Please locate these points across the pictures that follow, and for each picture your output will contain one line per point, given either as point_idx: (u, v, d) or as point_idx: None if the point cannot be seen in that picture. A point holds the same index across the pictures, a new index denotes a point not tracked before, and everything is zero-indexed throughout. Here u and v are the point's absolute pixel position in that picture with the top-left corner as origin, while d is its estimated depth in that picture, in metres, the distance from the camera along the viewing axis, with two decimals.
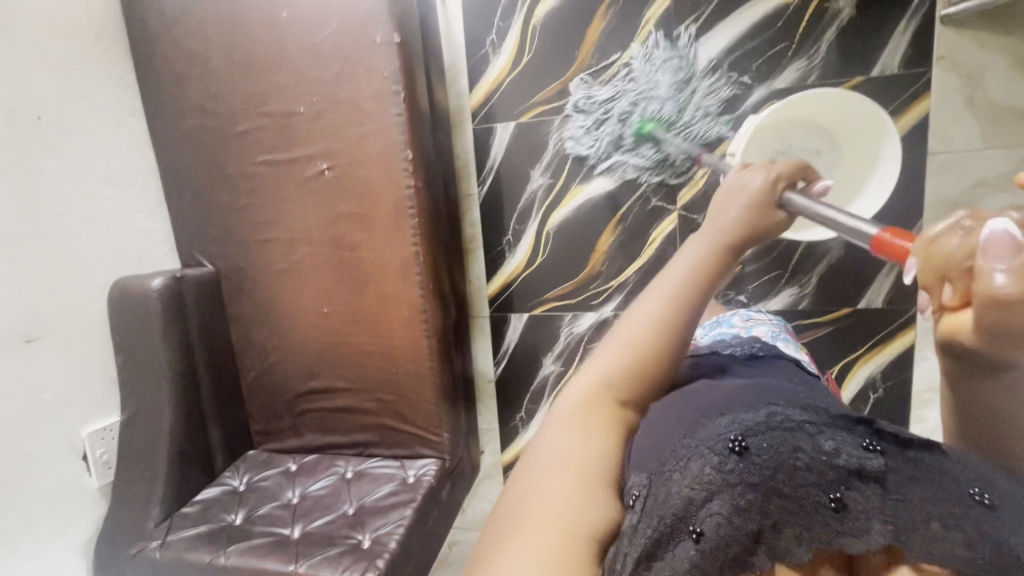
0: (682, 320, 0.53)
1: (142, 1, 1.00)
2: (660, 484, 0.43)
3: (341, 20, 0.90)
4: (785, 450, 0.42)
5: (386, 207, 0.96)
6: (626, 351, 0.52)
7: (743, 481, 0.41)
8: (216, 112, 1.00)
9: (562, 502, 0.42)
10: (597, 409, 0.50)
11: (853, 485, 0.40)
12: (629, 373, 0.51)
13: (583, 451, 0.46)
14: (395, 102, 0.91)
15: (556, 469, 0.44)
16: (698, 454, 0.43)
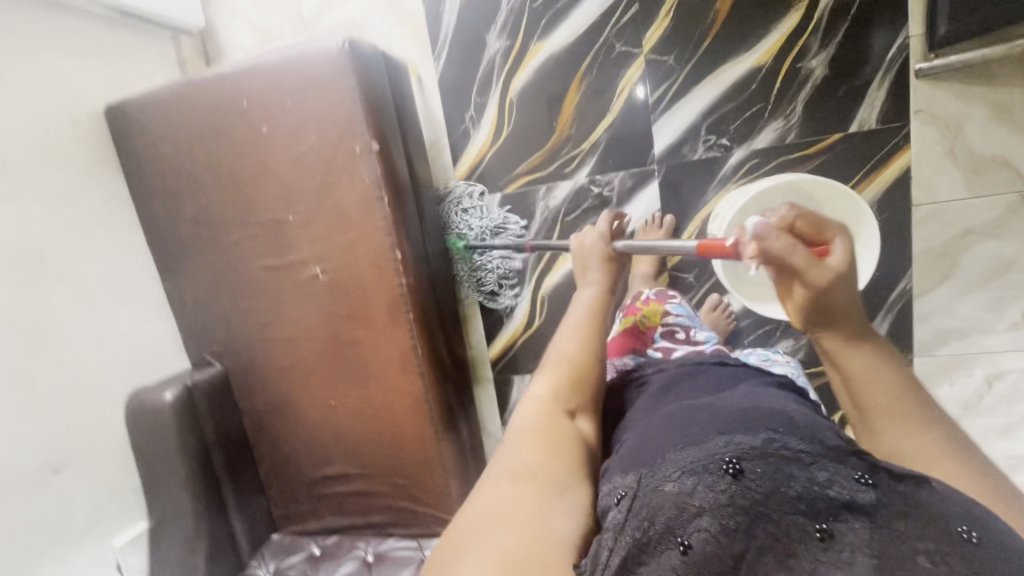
0: (587, 347, 0.64)
1: (127, 122, 1.03)
2: (649, 493, 0.44)
3: (320, 132, 0.93)
4: (779, 476, 0.42)
5: (382, 305, 0.98)
6: (559, 369, 0.61)
7: (735, 502, 0.41)
8: (209, 223, 1.02)
9: (530, 495, 0.45)
10: (553, 419, 0.55)
11: (843, 517, 0.40)
12: (566, 387, 0.59)
13: (544, 453, 0.50)
14: (380, 207, 0.94)
15: (523, 472, 0.48)
16: (690, 472, 0.43)
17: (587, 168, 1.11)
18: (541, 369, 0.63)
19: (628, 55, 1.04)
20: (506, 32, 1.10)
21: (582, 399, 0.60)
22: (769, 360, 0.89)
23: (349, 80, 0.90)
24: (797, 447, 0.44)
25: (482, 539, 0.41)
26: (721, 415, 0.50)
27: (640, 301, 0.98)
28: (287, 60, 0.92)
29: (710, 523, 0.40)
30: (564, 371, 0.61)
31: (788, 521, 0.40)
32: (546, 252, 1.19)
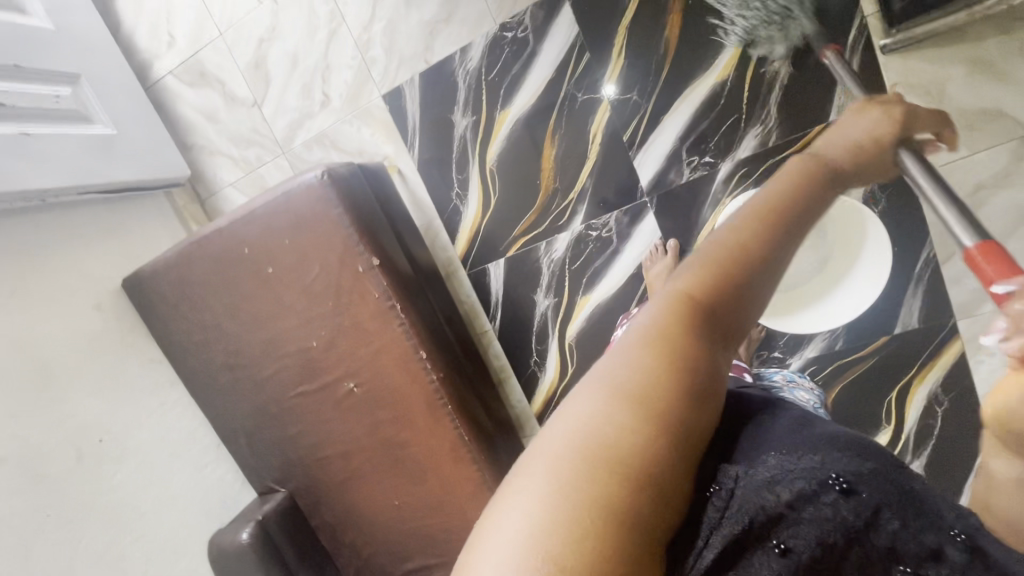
0: (775, 258, 0.42)
1: (145, 290, 1.07)
2: (764, 486, 0.39)
3: (321, 261, 0.96)
4: (883, 505, 0.41)
5: (420, 404, 1.00)
6: (719, 269, 0.41)
7: (837, 518, 0.40)
8: (241, 364, 1.06)
9: (636, 448, 0.33)
10: (696, 336, 0.38)
11: (926, 561, 0.42)
12: (720, 297, 0.40)
13: (671, 385, 0.35)
14: (395, 314, 0.96)
15: (638, 402, 0.34)
16: (807, 477, 0.40)
17: (580, 216, 1.13)
18: (709, 243, 0.42)
19: (592, 100, 1.05)
20: (469, 107, 1.12)
21: (745, 313, 0.41)
22: (794, 385, 0.88)
23: (337, 206, 0.94)
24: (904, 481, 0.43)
25: (540, 489, 0.32)
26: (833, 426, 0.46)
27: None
28: (274, 200, 0.96)
29: (812, 530, 0.40)
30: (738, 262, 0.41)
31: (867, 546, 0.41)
32: (561, 302, 1.20)
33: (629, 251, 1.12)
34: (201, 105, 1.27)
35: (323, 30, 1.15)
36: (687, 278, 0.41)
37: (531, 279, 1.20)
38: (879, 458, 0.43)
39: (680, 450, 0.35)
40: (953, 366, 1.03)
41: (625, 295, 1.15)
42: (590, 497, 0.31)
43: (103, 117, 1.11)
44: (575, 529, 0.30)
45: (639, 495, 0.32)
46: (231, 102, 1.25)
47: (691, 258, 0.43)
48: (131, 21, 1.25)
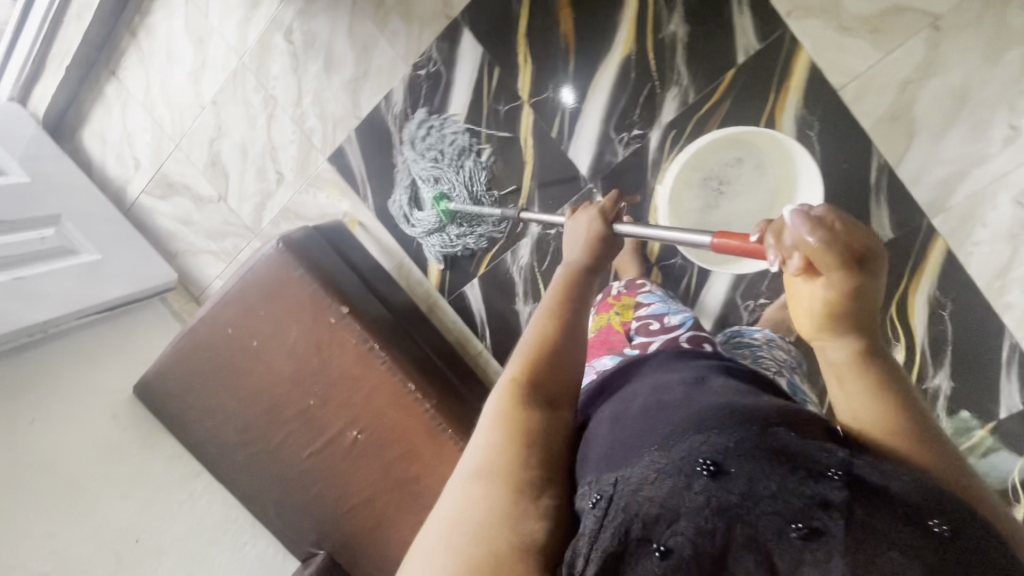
0: (568, 341, 0.55)
1: (154, 391, 1.14)
2: (618, 490, 0.39)
3: (297, 323, 1.01)
4: (758, 474, 0.37)
5: (422, 435, 1.03)
6: (527, 355, 0.53)
7: (708, 502, 0.37)
8: (253, 438, 1.11)
9: (489, 514, 0.39)
10: (528, 411, 0.48)
11: (826, 516, 0.35)
12: (538, 377, 0.51)
13: (505, 449, 0.44)
14: (376, 355, 1.00)
15: (481, 473, 0.42)
16: (664, 472, 0.38)
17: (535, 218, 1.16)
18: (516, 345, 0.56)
19: (513, 110, 1.10)
20: (406, 147, 1.18)
21: (565, 379, 0.53)
22: (771, 344, 0.90)
23: (297, 268, 0.99)
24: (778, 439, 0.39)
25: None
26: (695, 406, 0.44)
27: (609, 294, 0.97)
28: (242, 279, 1.02)
29: (690, 525, 0.36)
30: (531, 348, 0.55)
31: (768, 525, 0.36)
32: None
33: None
34: (175, 212, 1.37)
35: (262, 117, 1.24)
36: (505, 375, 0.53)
37: (507, 291, 1.22)
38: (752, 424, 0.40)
39: (531, 498, 0.41)
40: (944, 266, 0.99)
41: None
42: (462, 555, 0.37)
43: (87, 245, 1.21)
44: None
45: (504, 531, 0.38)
46: (200, 203, 1.35)
47: (515, 355, 0.55)
48: (99, 155, 1.37)
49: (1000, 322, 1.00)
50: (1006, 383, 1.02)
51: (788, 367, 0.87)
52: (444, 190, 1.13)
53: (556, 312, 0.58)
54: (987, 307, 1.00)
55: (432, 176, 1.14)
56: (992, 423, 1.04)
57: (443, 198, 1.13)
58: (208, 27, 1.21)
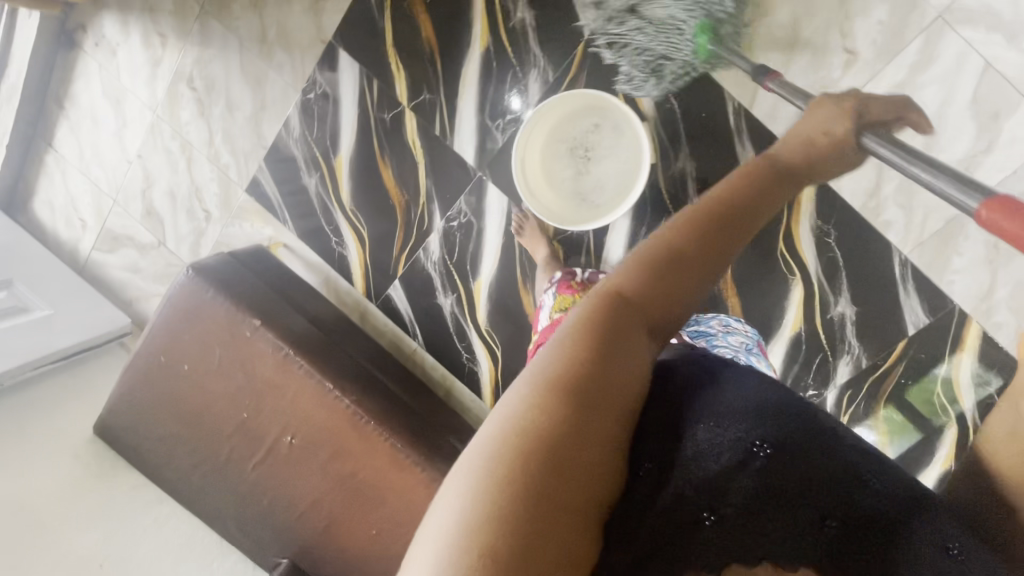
0: (688, 270, 0.54)
1: (107, 428, 1.22)
2: (690, 455, 0.49)
3: (218, 341, 1.09)
4: (808, 469, 0.51)
5: (349, 432, 1.08)
6: (646, 272, 0.53)
7: (761, 480, 0.50)
8: (202, 459, 1.17)
9: (556, 428, 0.42)
10: (615, 327, 0.49)
11: (852, 510, 0.51)
12: (647, 298, 0.52)
13: (596, 373, 0.46)
14: (293, 360, 1.08)
15: (569, 395, 0.44)
16: (729, 450, 0.49)
17: (438, 213, 1.22)
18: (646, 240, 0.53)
19: (398, 116, 1.17)
20: (312, 167, 1.26)
21: (672, 305, 0.53)
22: (728, 330, 0.95)
23: (209, 289, 1.07)
24: (816, 443, 0.52)
25: (479, 449, 0.43)
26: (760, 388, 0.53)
27: (573, 279, 0.98)
28: (164, 310, 1.10)
29: (740, 499, 0.49)
30: (663, 259, 0.53)
31: (784, 513, 0.50)
32: (460, 295, 1.26)
33: (489, 225, 1.20)
34: (124, 263, 1.47)
35: (182, 161, 1.34)
36: (628, 280, 0.52)
37: (427, 287, 1.28)
38: (809, 428, 0.52)
39: (592, 434, 0.44)
40: (820, 190, 1.03)
41: (508, 263, 1.21)
42: (530, 451, 0.41)
43: (38, 302, 1.31)
44: (523, 491, 0.40)
45: (579, 466, 0.43)
46: (143, 251, 1.45)
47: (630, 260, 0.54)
48: (50, 222, 1.49)
49: (885, 240, 1.02)
50: (906, 299, 1.04)
51: (747, 352, 0.90)
52: (720, 16, 0.87)
53: (705, 224, 0.56)
54: (868, 226, 1.02)
55: (649, 52, 0.92)
56: (903, 340, 1.06)
57: (707, 33, 0.88)
58: (123, 88, 1.32)
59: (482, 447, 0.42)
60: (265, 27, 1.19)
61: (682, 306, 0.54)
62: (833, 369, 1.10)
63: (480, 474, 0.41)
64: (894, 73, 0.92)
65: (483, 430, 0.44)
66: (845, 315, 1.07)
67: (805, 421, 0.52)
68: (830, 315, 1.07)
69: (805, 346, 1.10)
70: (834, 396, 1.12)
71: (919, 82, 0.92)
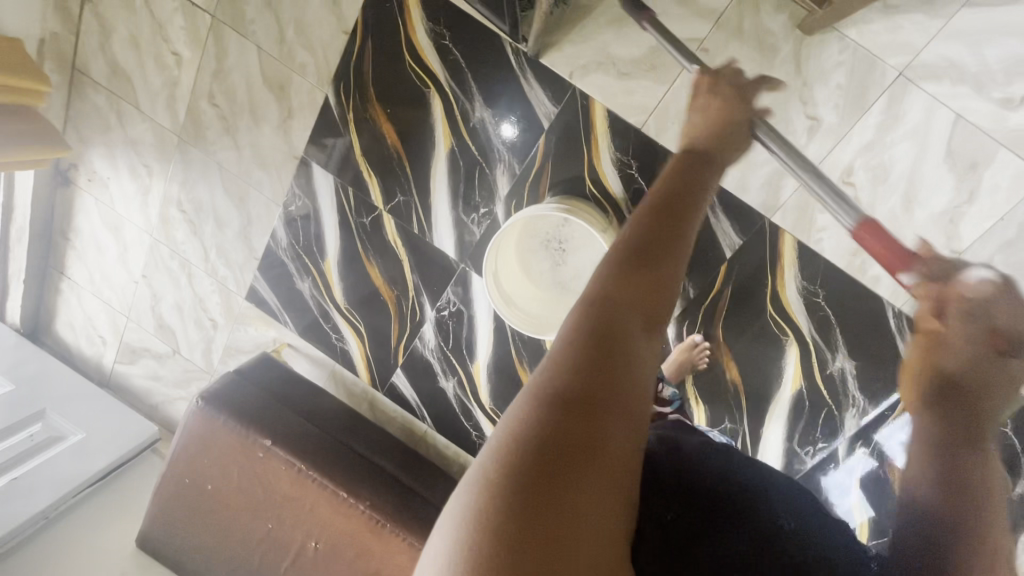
0: (672, 267, 0.47)
1: (147, 544, 1.29)
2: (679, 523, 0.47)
3: (235, 462, 1.14)
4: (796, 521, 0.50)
5: (367, 534, 1.13)
6: (629, 271, 0.45)
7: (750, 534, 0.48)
8: (237, 566, 1.24)
9: (545, 492, 0.34)
10: (608, 341, 0.40)
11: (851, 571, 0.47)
12: (630, 296, 0.44)
13: (600, 393, 0.38)
14: (306, 473, 1.12)
15: (568, 402, 0.37)
16: (756, 515, 0.49)
17: (427, 304, 1.24)
18: (625, 243, 0.48)
19: (376, 219, 1.20)
20: (303, 273, 1.30)
21: (662, 282, 0.46)
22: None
23: (219, 415, 1.13)
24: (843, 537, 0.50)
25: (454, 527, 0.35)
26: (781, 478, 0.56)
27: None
28: (180, 437, 1.16)
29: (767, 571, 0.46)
30: (635, 238, 0.49)
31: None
32: (461, 378, 1.29)
33: (479, 311, 1.21)
34: (145, 372, 1.55)
35: (183, 277, 1.40)
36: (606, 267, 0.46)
37: (428, 372, 1.31)
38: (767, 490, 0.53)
39: (599, 491, 0.36)
40: (800, 253, 1.00)
41: (502, 345, 1.23)
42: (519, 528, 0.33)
43: (71, 427, 1.39)
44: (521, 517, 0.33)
45: (591, 483, 0.35)
46: (161, 359, 1.52)
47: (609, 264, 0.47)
48: (74, 341, 1.58)
49: (876, 296, 1.00)
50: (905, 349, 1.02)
51: None
52: None
53: (680, 212, 0.52)
54: (857, 282, 1.00)
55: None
56: None
57: None
58: (118, 216, 1.38)
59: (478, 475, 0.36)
60: (239, 149, 1.22)
61: (672, 274, 0.47)
62: (840, 421, 1.09)
63: (466, 537, 0.34)
64: (862, 136, 0.91)
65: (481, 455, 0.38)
66: (844, 369, 1.05)
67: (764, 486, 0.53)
68: (830, 371, 1.06)
69: (808, 402, 1.09)
70: (845, 446, 1.10)
71: (888, 141, 0.90)
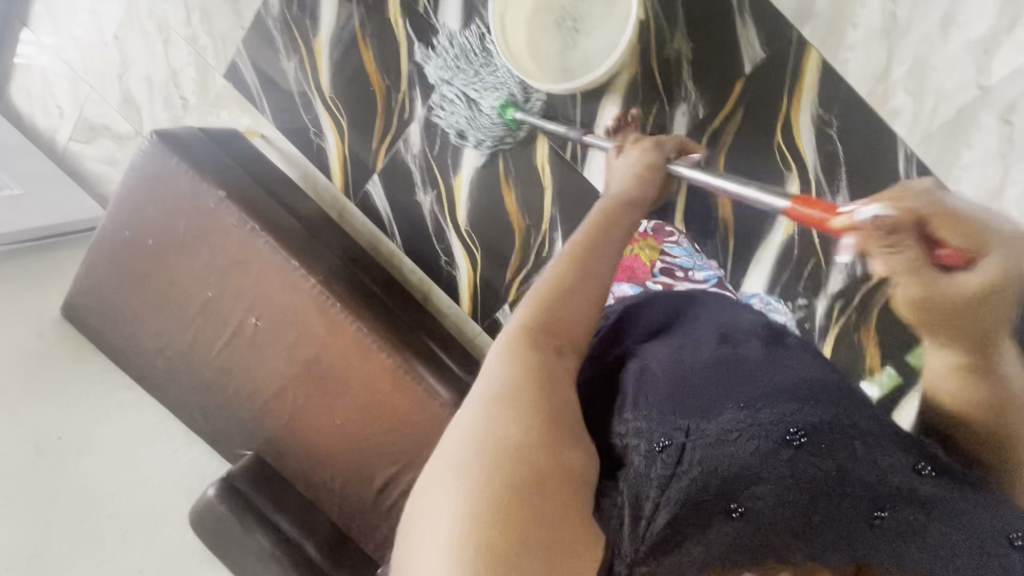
0: (598, 276, 0.51)
1: (74, 310, 1.19)
2: (699, 446, 0.45)
3: (184, 213, 1.05)
4: (834, 456, 0.46)
5: (315, 314, 1.05)
6: (560, 289, 0.49)
7: (779, 471, 0.45)
8: (167, 342, 1.15)
9: (508, 464, 0.37)
10: (541, 338, 0.46)
11: (899, 506, 0.45)
12: (562, 302, 0.48)
13: (540, 382, 0.43)
14: (257, 235, 1.04)
15: (514, 398, 0.41)
16: (753, 435, 0.46)
17: (419, 101, 1.16)
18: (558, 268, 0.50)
19: None
20: (290, 50, 1.20)
21: (591, 295, 0.50)
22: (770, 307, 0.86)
23: (172, 156, 1.03)
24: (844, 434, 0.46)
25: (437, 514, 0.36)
26: (789, 374, 0.50)
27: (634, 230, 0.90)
28: (126, 180, 1.07)
29: (768, 491, 0.45)
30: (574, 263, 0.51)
31: (823, 509, 0.45)
32: (440, 193, 1.21)
33: (472, 113, 1.14)
34: (101, 155, 1.43)
35: (160, 43, 1.29)
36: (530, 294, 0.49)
37: (407, 182, 1.23)
38: (833, 421, 0.47)
39: (557, 455, 0.39)
40: (823, 73, 0.94)
41: (491, 157, 1.15)
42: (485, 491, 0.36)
43: (8, 181, 1.28)
44: (498, 542, 0.34)
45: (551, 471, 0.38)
46: (120, 142, 1.41)
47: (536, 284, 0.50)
48: (28, 110, 1.45)
49: (891, 131, 0.93)
50: None
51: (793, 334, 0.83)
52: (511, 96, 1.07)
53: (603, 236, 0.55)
54: (875, 115, 0.94)
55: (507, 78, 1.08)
56: None
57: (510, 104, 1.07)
58: None
59: (433, 551, 0.35)
60: None
61: (599, 290, 0.51)
62: (825, 277, 1.06)
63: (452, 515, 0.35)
64: None
65: (426, 508, 0.37)
66: None
67: (832, 413, 0.47)
68: None
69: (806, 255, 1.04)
70: (823, 306, 1.07)
71: None
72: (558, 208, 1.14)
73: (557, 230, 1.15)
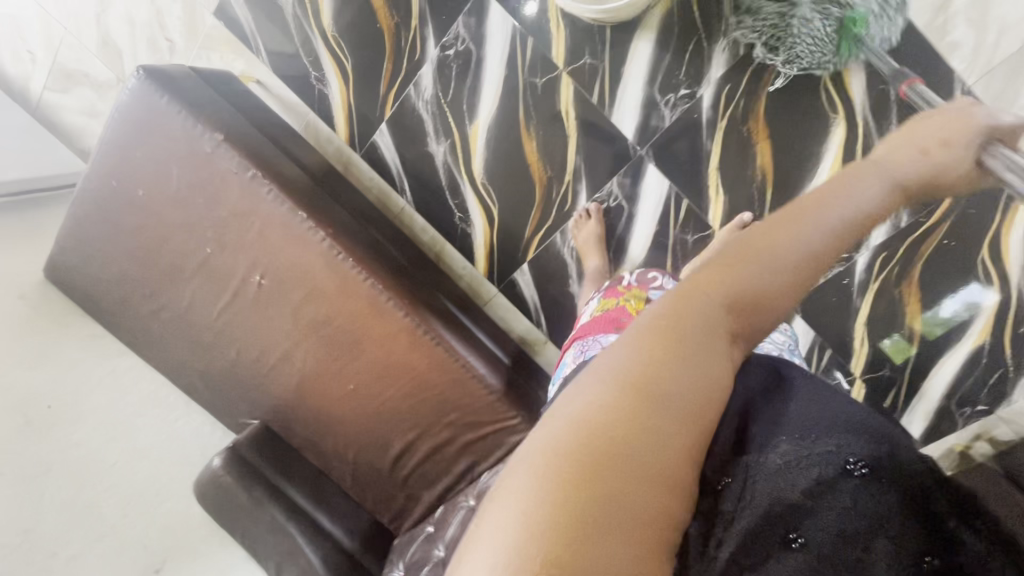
0: (818, 261, 0.38)
1: (58, 271, 1.10)
2: (760, 478, 0.43)
3: (178, 160, 0.96)
4: (897, 490, 0.41)
5: (325, 271, 0.97)
6: (753, 262, 0.37)
7: (843, 503, 0.41)
8: (163, 304, 1.07)
9: (593, 453, 0.29)
10: (701, 313, 0.35)
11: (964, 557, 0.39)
12: (747, 280, 0.36)
13: (675, 367, 0.33)
14: (260, 184, 0.95)
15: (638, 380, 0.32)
16: (810, 462, 0.43)
17: (432, 39, 1.07)
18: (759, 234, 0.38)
19: None
20: None
21: (791, 282, 0.37)
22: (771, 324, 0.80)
23: (162, 95, 0.94)
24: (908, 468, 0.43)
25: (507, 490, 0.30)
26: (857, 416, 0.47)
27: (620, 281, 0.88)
28: (112, 124, 0.97)
29: (832, 521, 0.40)
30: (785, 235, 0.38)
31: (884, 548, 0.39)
32: (454, 142, 1.12)
33: (490, 53, 1.05)
34: (81, 105, 1.32)
35: None
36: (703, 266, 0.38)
37: (418, 130, 1.14)
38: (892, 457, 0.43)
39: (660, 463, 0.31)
40: None
41: (510, 102, 1.07)
42: (563, 475, 0.29)
43: None
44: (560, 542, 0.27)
45: (643, 474, 0.30)
46: (101, 90, 1.30)
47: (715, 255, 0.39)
48: None
49: (948, 67, 0.87)
50: None
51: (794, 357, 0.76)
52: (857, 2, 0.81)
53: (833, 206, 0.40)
54: (932, 50, 0.87)
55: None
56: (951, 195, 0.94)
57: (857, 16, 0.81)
58: None
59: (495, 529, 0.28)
60: None
61: (800, 277, 0.37)
62: None
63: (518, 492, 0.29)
64: None
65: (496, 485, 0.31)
66: None
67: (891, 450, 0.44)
68: None
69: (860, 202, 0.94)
70: (865, 259, 1.03)
71: None
72: (583, 159, 1.07)
73: (582, 182, 1.08)
